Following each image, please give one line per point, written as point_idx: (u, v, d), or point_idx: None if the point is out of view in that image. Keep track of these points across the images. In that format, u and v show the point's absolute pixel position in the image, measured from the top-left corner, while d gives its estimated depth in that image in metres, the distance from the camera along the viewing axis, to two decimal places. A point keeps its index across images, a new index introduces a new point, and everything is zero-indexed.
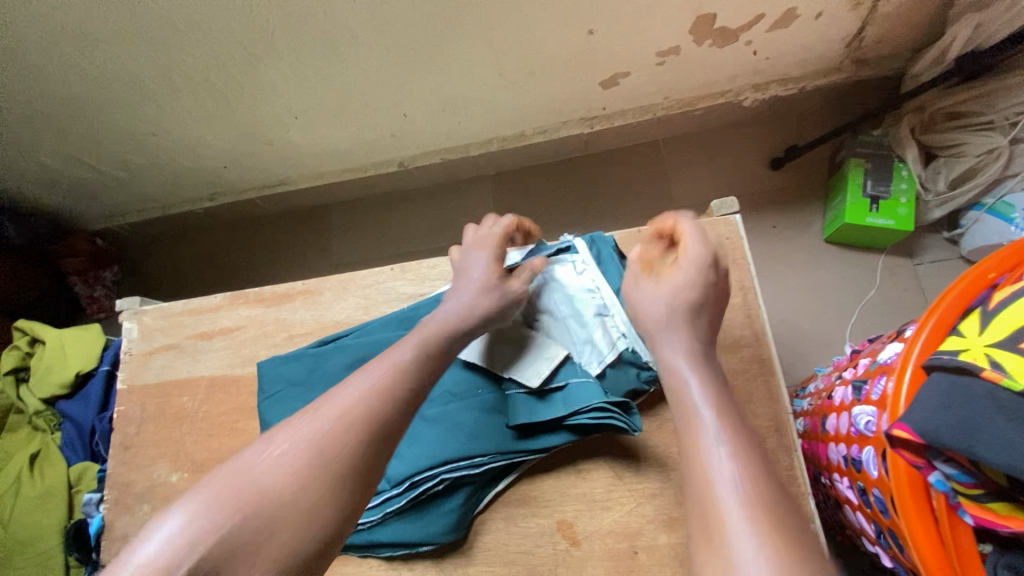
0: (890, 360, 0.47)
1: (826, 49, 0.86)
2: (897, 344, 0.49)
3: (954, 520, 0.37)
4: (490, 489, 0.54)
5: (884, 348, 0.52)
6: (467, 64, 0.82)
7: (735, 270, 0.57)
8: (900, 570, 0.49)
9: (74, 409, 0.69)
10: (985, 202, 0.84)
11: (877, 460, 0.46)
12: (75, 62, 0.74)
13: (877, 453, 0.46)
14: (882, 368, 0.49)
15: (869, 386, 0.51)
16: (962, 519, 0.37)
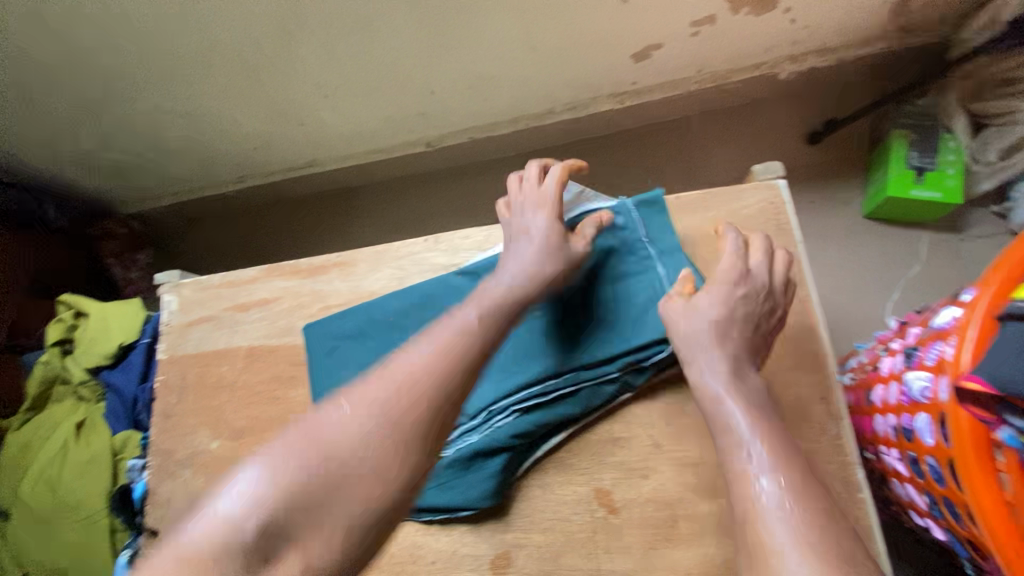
0: (948, 324, 0.46)
1: (869, 15, 0.83)
2: (954, 308, 0.47)
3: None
4: (533, 453, 0.54)
5: (938, 314, 0.50)
6: (497, 37, 0.81)
7: (780, 236, 0.55)
8: (954, 542, 0.48)
9: (118, 379, 0.71)
10: None
11: (934, 426, 0.44)
12: (113, 41, 0.75)
13: (934, 418, 0.44)
14: (938, 333, 0.47)
15: (921, 353, 0.50)
16: None
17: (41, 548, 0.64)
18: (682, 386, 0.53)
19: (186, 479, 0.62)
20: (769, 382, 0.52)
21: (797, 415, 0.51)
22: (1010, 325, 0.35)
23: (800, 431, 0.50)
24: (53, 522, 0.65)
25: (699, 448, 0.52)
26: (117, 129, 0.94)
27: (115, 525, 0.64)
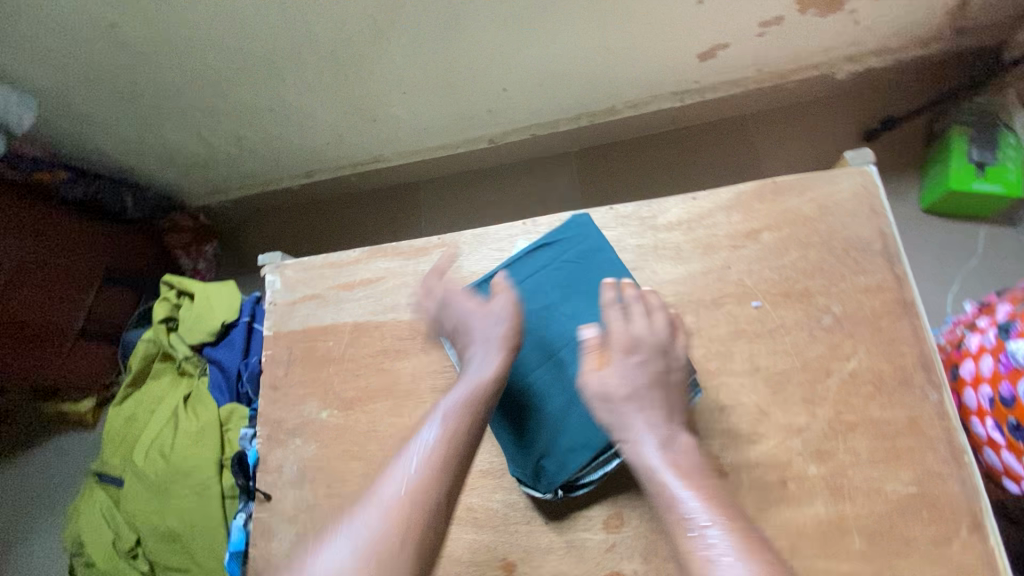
0: None
1: (930, 17, 0.87)
2: None
3: None
4: (602, 466, 0.55)
5: None
6: (573, 38, 0.85)
7: (872, 217, 0.58)
8: None
9: (221, 355, 0.74)
10: None
11: None
12: (218, 37, 0.79)
13: None
14: None
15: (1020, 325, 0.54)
16: None
17: (156, 513, 0.68)
18: (787, 355, 0.56)
19: (297, 446, 0.65)
20: (869, 352, 0.55)
21: (899, 383, 0.54)
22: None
23: (902, 400, 0.53)
24: (167, 489, 0.68)
25: (804, 415, 0.54)
26: (203, 124, 0.98)
27: (226, 493, 0.68)
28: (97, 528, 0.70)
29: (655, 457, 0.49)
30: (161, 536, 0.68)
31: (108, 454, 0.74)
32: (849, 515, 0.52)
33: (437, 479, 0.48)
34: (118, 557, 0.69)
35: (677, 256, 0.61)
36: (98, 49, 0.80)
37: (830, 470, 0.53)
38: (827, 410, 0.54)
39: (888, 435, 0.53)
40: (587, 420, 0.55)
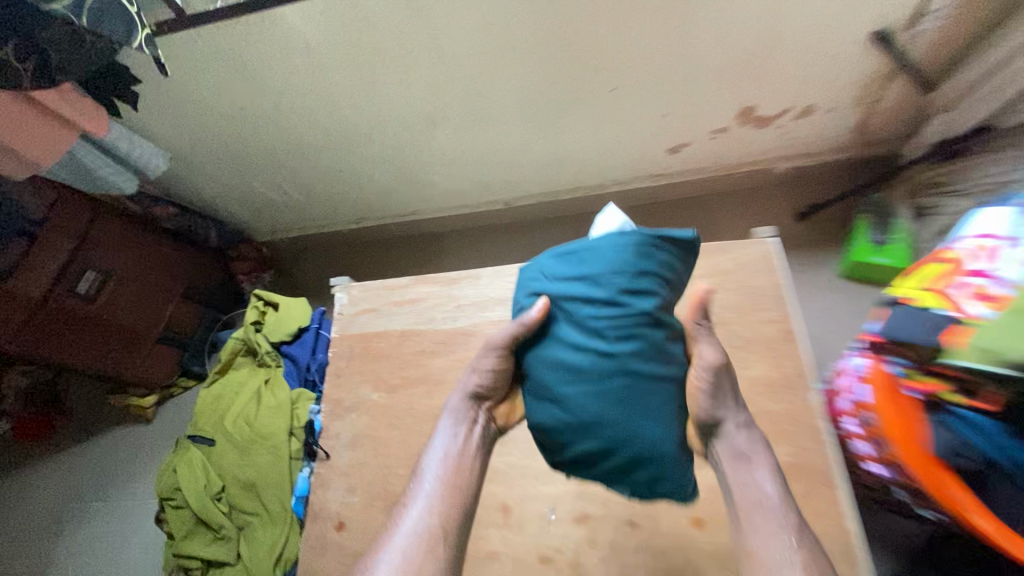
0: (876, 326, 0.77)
1: (837, 133, 1.17)
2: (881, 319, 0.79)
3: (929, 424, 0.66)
4: (655, 458, 0.55)
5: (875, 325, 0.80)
6: (573, 133, 1.15)
7: (772, 272, 0.84)
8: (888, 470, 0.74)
9: (295, 351, 0.98)
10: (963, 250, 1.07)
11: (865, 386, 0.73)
12: (314, 121, 1.09)
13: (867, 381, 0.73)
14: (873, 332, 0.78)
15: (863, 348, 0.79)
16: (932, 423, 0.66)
17: (239, 466, 0.89)
18: None
19: (353, 418, 0.88)
20: (766, 364, 0.79)
21: (785, 387, 0.77)
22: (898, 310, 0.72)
23: (787, 398, 0.77)
24: (249, 448, 0.90)
25: None
26: (284, 179, 1.27)
27: (293, 453, 0.89)
28: (189, 478, 0.90)
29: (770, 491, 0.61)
30: (241, 484, 0.88)
31: (200, 424, 0.96)
32: None
33: (460, 493, 0.65)
34: (204, 500, 0.89)
35: None
36: (225, 125, 1.09)
37: None
38: None
39: (776, 422, 0.76)
40: (645, 411, 0.55)
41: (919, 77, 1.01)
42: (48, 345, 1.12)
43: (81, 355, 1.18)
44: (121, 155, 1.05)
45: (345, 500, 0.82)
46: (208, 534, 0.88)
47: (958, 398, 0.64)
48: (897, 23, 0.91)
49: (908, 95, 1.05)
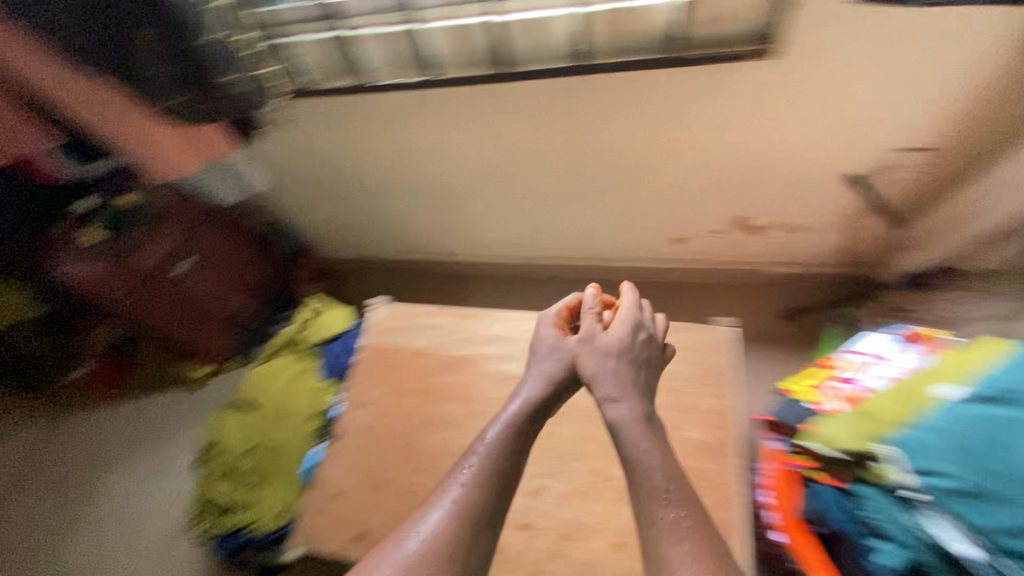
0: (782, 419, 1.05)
1: (825, 250, 1.33)
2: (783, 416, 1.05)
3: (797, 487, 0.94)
4: None
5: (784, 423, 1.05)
6: (592, 212, 1.35)
7: (730, 354, 0.99)
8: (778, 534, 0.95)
9: (332, 349, 1.22)
10: None
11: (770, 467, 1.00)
12: (386, 171, 1.37)
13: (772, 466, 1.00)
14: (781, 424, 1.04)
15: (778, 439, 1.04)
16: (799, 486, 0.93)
17: (268, 430, 1.11)
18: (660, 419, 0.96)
19: (365, 408, 1.08)
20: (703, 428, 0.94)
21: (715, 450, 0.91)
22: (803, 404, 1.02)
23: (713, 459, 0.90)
24: (280, 420, 1.12)
25: None
26: (352, 210, 1.55)
27: (308, 428, 1.11)
28: (229, 436, 1.13)
29: (678, 489, 0.65)
30: (264, 448, 1.10)
31: (244, 395, 1.17)
32: None
33: (501, 464, 0.72)
34: (239, 451, 1.11)
35: None
36: (315, 163, 1.39)
37: None
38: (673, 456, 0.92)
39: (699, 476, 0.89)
40: None
41: (890, 215, 1.18)
42: (141, 307, 1.45)
43: (158, 320, 1.50)
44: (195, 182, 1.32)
45: (343, 476, 1.01)
46: (232, 483, 1.09)
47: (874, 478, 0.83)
48: (866, 170, 1.09)
49: (882, 225, 1.22)
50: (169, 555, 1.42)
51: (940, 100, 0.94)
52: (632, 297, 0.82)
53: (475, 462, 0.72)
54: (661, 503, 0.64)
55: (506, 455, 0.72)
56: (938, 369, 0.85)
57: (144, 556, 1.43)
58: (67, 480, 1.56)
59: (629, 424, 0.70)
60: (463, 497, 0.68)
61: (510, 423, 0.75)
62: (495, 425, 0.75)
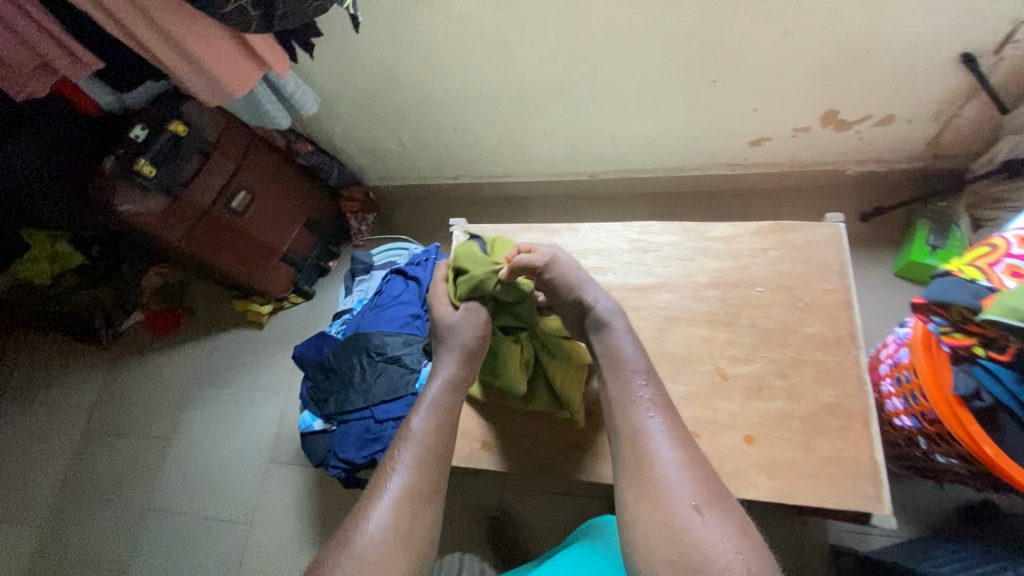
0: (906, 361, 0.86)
1: (914, 142, 1.28)
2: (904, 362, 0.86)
3: (960, 411, 0.70)
4: None
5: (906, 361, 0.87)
6: (666, 116, 1.29)
7: (837, 250, 0.98)
8: (909, 412, 0.86)
9: (419, 273, 1.20)
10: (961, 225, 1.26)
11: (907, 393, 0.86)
12: (442, 84, 1.27)
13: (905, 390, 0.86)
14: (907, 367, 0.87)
15: (900, 378, 0.88)
16: (962, 413, 0.70)
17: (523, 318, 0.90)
18: (774, 320, 0.94)
19: None
20: (822, 325, 0.93)
21: (834, 344, 0.91)
22: (937, 278, 0.73)
23: (836, 352, 0.91)
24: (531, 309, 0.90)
25: (777, 353, 0.92)
26: (402, 132, 1.46)
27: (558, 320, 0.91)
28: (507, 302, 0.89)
29: (655, 430, 0.73)
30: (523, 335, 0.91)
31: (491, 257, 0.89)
32: (798, 410, 0.87)
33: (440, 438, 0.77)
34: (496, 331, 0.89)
35: (717, 256, 1.01)
36: (363, 76, 1.27)
37: (788, 384, 0.89)
38: (790, 352, 0.92)
39: (824, 368, 0.90)
40: None
41: (999, 98, 1.11)
42: (204, 247, 1.37)
43: (215, 259, 1.41)
44: (257, 103, 1.22)
45: None
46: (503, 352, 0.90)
47: (986, 351, 0.70)
48: (983, 49, 1.03)
49: (983, 113, 1.17)
50: (267, 483, 1.46)
51: None
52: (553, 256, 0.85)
53: (408, 447, 0.76)
54: (646, 412, 0.75)
55: (440, 414, 0.80)
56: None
57: (242, 486, 1.47)
58: (151, 418, 1.61)
59: (618, 335, 0.82)
60: (419, 476, 0.73)
61: (439, 393, 0.82)
62: (423, 406, 0.81)
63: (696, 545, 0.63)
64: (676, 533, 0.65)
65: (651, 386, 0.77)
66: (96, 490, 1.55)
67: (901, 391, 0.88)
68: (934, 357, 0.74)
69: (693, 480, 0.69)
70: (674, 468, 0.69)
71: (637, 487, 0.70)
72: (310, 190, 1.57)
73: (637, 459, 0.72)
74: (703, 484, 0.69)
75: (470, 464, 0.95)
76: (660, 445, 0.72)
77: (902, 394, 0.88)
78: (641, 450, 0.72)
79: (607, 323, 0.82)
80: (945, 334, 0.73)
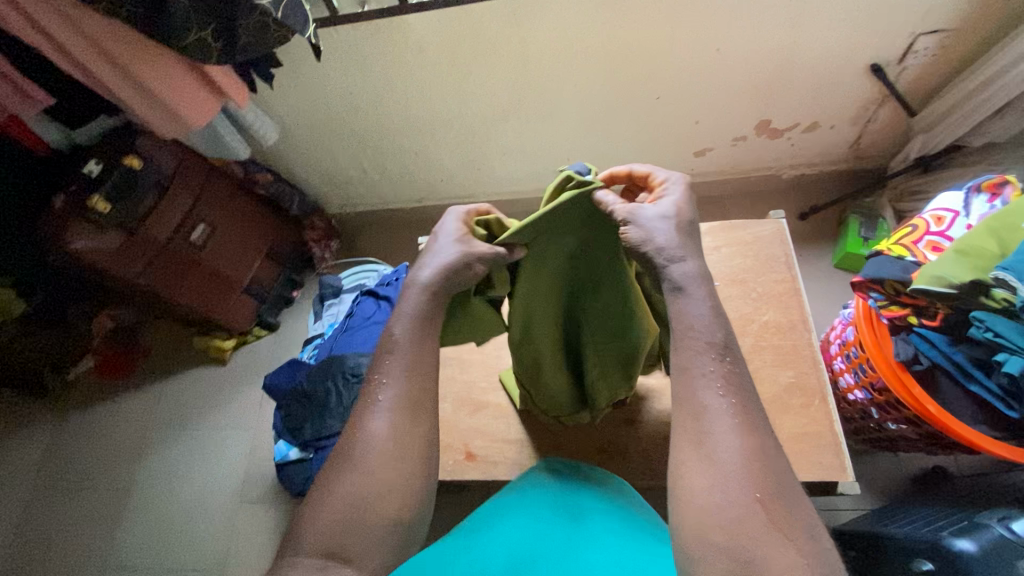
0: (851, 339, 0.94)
1: (839, 146, 1.41)
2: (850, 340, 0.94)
3: (904, 376, 0.77)
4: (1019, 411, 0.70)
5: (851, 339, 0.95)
6: (616, 132, 1.37)
7: (782, 244, 1.06)
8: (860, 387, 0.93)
9: (390, 292, 1.20)
10: (887, 219, 1.38)
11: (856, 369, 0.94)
12: (402, 109, 1.30)
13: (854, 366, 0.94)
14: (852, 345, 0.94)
15: (848, 356, 0.95)
16: (907, 378, 0.77)
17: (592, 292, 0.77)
18: (732, 311, 1.01)
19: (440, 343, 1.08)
20: (775, 313, 1.00)
21: (788, 330, 0.98)
22: (871, 258, 0.81)
23: (790, 337, 0.98)
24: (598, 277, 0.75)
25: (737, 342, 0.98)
26: (364, 158, 1.48)
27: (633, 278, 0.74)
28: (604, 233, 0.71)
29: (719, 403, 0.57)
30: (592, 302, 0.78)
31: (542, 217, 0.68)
32: (762, 393, 0.93)
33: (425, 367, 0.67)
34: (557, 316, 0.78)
35: None
36: (323, 105, 1.29)
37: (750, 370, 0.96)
38: (749, 340, 0.98)
39: (780, 353, 0.97)
40: None
41: (905, 103, 1.25)
42: (161, 282, 1.33)
43: (174, 294, 1.37)
44: (214, 134, 1.22)
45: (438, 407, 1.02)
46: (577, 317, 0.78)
47: (918, 322, 0.78)
48: (888, 59, 1.15)
49: (895, 116, 1.30)
50: (237, 525, 1.39)
51: None
52: (685, 190, 0.68)
53: (393, 362, 0.66)
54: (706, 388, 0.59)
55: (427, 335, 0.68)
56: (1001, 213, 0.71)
57: (210, 533, 1.39)
58: (106, 470, 1.51)
59: (695, 302, 0.61)
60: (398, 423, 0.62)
61: (427, 299, 0.68)
62: (401, 322, 0.68)
63: (760, 541, 0.49)
64: (736, 524, 0.50)
65: (725, 363, 0.59)
66: (43, 554, 1.42)
67: (850, 368, 0.96)
68: (876, 331, 0.81)
69: (756, 466, 0.53)
70: (739, 446, 0.54)
71: (689, 465, 0.55)
72: (270, 220, 1.55)
73: (696, 437, 0.56)
74: (768, 458, 0.54)
75: (454, 476, 0.95)
76: (722, 420, 0.56)
77: (852, 370, 0.95)
78: (700, 424, 0.56)
79: (679, 288, 0.62)
80: (883, 308, 0.81)
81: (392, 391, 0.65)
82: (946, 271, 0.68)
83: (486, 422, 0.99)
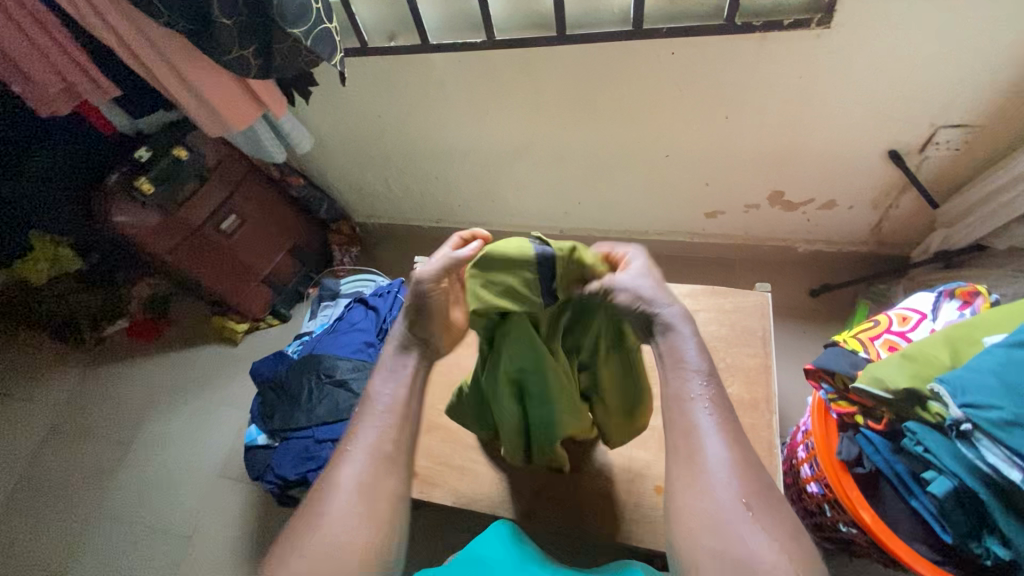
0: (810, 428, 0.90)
1: (859, 227, 1.36)
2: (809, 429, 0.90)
3: (842, 475, 0.73)
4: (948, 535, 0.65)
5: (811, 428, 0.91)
6: (627, 183, 1.39)
7: (761, 318, 1.04)
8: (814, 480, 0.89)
9: (378, 303, 1.27)
10: None
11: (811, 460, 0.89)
12: (425, 136, 1.39)
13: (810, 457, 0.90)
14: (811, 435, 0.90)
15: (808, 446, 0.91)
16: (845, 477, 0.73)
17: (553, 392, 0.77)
18: None
19: None
20: (740, 388, 0.98)
21: (750, 407, 0.96)
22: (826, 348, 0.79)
23: (750, 414, 0.95)
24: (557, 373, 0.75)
25: None
26: (389, 176, 1.58)
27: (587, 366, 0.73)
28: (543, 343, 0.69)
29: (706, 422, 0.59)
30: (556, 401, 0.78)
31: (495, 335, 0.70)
32: None
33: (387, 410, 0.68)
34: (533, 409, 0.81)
35: None
36: (354, 124, 1.40)
37: None
38: None
39: None
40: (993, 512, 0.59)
41: (929, 193, 1.20)
42: (188, 262, 1.47)
43: (198, 274, 1.50)
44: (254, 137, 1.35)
45: None
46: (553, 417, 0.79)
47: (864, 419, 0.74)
48: (908, 148, 1.13)
49: (918, 206, 1.25)
50: (213, 497, 1.48)
51: (979, 86, 0.98)
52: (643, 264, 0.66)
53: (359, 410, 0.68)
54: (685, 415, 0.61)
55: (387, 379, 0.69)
56: (969, 322, 0.68)
57: (187, 500, 1.48)
58: (113, 424, 1.65)
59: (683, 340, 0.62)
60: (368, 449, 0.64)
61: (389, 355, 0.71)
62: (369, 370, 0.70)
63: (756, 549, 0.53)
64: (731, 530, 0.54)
65: (711, 388, 0.61)
66: (43, 490, 1.56)
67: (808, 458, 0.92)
68: (825, 424, 0.79)
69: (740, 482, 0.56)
70: (727, 465, 0.57)
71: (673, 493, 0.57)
72: (299, 220, 1.68)
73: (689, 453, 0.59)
74: (761, 502, 0.56)
75: None
76: (712, 436, 0.59)
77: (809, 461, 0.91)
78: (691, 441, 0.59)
79: (669, 326, 0.63)
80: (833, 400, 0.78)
81: (371, 434, 0.64)
82: (884, 374, 0.66)
83: (435, 443, 1.02)
